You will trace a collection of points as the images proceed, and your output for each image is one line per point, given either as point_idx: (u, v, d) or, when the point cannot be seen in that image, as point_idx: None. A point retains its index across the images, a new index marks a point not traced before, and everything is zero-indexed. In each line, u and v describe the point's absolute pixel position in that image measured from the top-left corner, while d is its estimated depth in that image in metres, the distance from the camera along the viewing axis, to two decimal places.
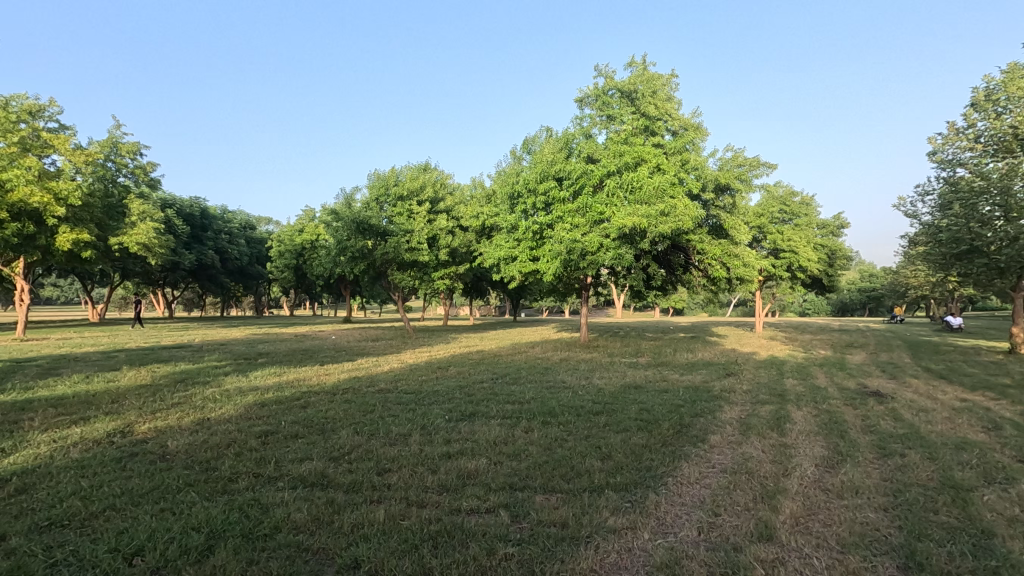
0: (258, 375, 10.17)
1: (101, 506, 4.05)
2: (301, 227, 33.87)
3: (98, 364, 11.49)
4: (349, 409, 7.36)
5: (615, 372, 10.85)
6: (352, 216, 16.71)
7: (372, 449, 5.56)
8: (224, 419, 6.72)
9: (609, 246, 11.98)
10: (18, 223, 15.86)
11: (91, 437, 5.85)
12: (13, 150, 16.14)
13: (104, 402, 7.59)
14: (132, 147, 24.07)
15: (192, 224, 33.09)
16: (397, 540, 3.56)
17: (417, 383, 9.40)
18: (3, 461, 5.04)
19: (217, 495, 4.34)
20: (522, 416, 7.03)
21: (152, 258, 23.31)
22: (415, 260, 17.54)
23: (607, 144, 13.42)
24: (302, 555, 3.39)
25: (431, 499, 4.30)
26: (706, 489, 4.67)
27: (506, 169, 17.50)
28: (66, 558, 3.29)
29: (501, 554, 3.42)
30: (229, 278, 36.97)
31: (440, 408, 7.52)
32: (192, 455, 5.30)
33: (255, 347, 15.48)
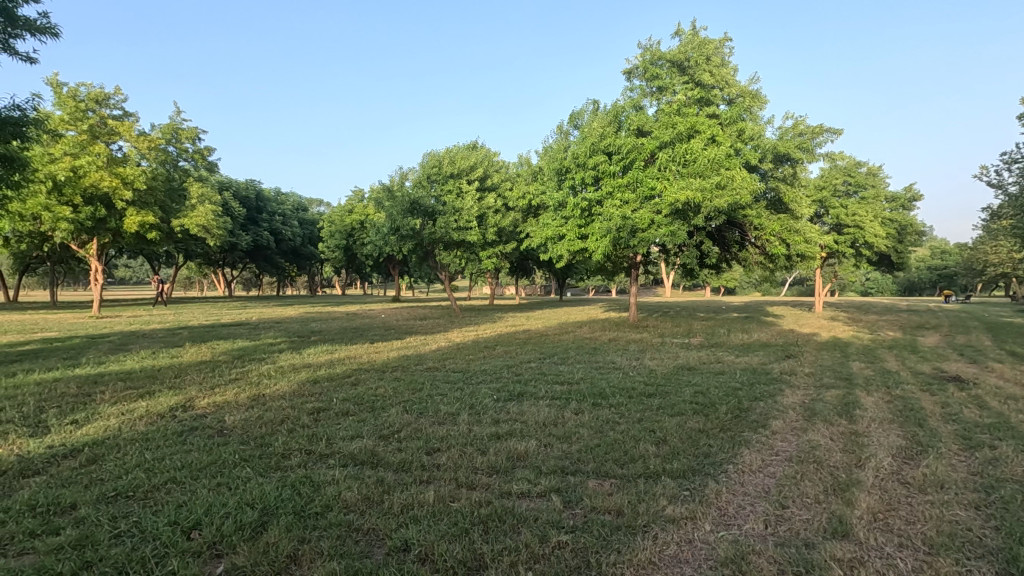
0: (311, 352, 10.42)
1: (162, 479, 4.15)
2: (351, 208, 34.52)
3: (163, 341, 12.07)
4: (399, 386, 7.41)
5: (667, 353, 10.50)
6: (403, 197, 16.75)
7: (421, 427, 5.53)
8: (279, 395, 6.88)
9: (661, 222, 11.52)
10: (91, 207, 16.83)
11: (155, 411, 6.08)
12: (84, 138, 16.88)
13: (168, 377, 7.92)
14: (192, 133, 24.88)
15: (248, 206, 34.45)
16: (447, 524, 3.47)
17: (465, 362, 9.37)
18: (77, 431, 5.30)
19: (271, 471, 4.38)
20: (572, 397, 6.86)
21: (211, 239, 24.31)
22: (463, 240, 17.52)
23: (659, 116, 12.77)
24: (353, 535, 3.35)
25: (481, 481, 4.20)
26: (770, 478, 4.37)
27: (553, 145, 17.13)
28: (129, 528, 3.37)
29: (554, 542, 3.26)
30: (283, 258, 38.21)
31: (487, 387, 7.46)
32: (248, 430, 5.42)
33: (309, 325, 15.95)
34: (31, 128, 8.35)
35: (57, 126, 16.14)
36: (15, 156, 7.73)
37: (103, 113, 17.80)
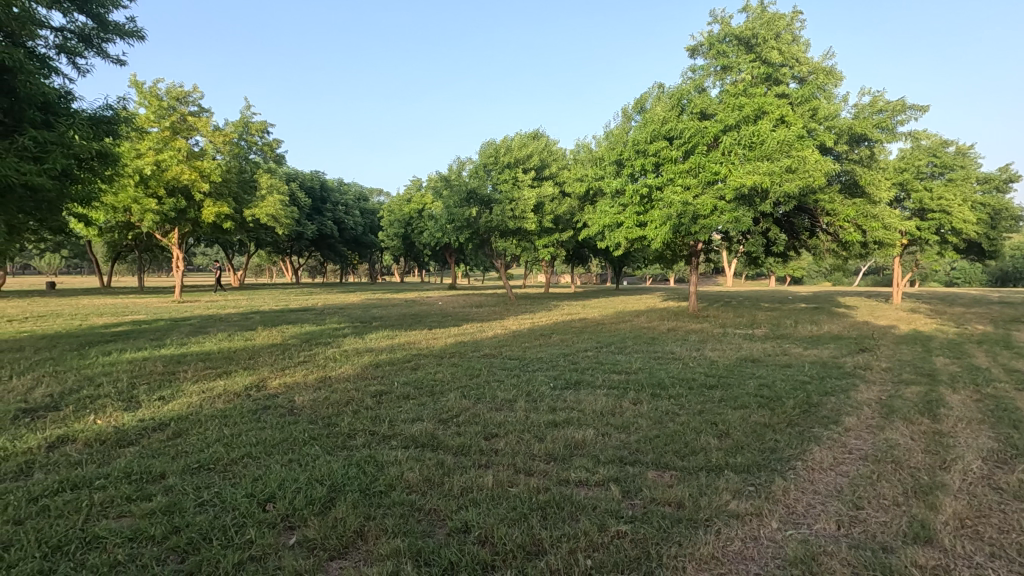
0: (372, 337, 10.79)
1: (239, 453, 4.42)
2: (409, 197, 35.25)
3: (239, 324, 12.86)
4: (457, 372, 7.55)
5: (729, 344, 10.14)
6: (461, 186, 17.05)
7: (479, 413, 5.61)
8: (343, 378, 7.17)
9: (724, 208, 11.10)
10: (173, 199, 18.04)
11: (232, 389, 6.49)
12: (166, 134, 18.04)
13: (242, 358, 8.42)
14: (262, 126, 26.03)
15: (313, 196, 35.89)
16: (506, 508, 3.51)
17: (521, 349, 9.41)
18: (164, 406, 5.74)
19: (337, 450, 4.57)
20: (630, 387, 6.75)
21: (280, 228, 25.53)
22: (519, 228, 17.54)
23: (723, 97, 12.23)
24: (415, 515, 3.45)
25: (538, 468, 4.22)
26: (843, 477, 4.15)
27: (614, 130, 16.78)
28: (211, 498, 3.62)
29: (613, 531, 3.23)
30: (346, 247, 39.63)
31: (544, 374, 7.47)
32: (316, 410, 5.68)
33: (370, 311, 16.51)
34: (122, 126, 9.00)
35: (143, 124, 17.29)
36: (110, 152, 8.36)
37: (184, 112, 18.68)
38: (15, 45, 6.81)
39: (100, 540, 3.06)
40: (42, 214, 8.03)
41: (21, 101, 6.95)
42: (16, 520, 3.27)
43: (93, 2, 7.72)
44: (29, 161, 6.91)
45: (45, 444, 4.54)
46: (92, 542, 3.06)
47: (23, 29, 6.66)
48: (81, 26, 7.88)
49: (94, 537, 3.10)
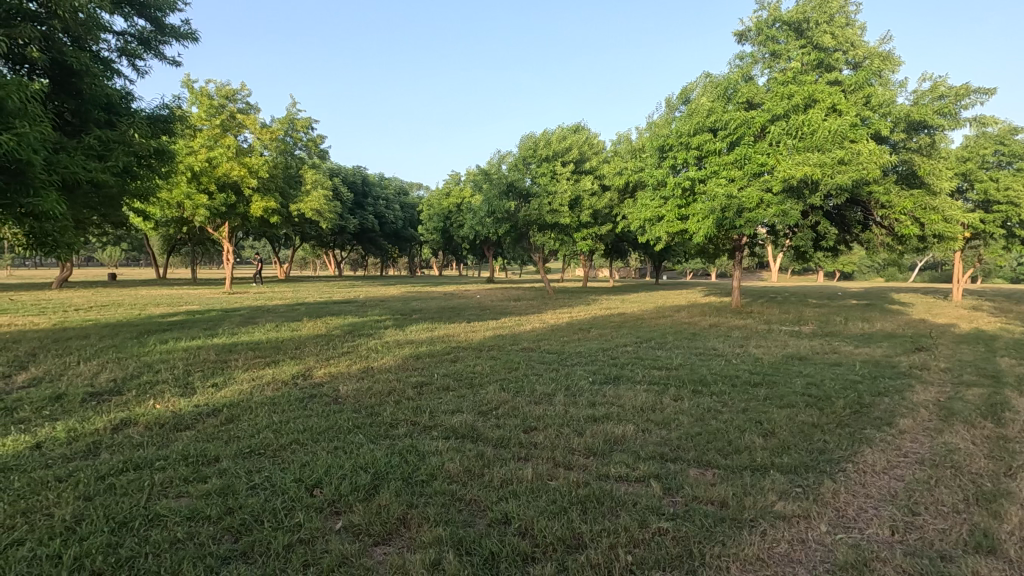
0: (413, 329, 10.98)
1: (288, 439, 4.59)
2: (448, 191, 35.54)
3: (285, 315, 13.30)
4: (496, 365, 7.60)
5: (775, 341, 9.85)
6: (500, 179, 17.26)
7: (518, 406, 5.64)
8: (385, 368, 7.34)
9: (771, 201, 10.76)
10: (223, 195, 18.79)
11: (280, 378, 6.73)
12: (217, 131, 18.76)
13: (289, 348, 8.71)
14: (306, 123, 26.53)
15: (355, 191, 36.68)
16: (546, 501, 3.51)
17: (559, 343, 9.40)
18: (218, 393, 6.01)
19: (380, 439, 4.68)
20: (670, 383, 6.65)
21: (324, 223, 26.21)
22: (557, 222, 17.47)
23: (771, 86, 11.82)
24: (456, 504, 3.50)
25: (578, 462, 4.21)
26: (897, 481, 3.97)
27: (656, 122, 16.46)
28: (262, 481, 3.77)
29: (654, 528, 3.20)
30: (386, 241, 40.35)
31: (583, 369, 7.43)
32: (360, 400, 5.83)
33: (411, 304, 16.81)
34: (177, 124, 9.42)
35: (196, 122, 18.00)
36: (166, 149, 8.75)
37: (232, 109, 19.14)
38: (81, 49, 7.19)
39: (161, 518, 3.24)
40: (105, 209, 8.49)
41: (86, 102, 7.35)
42: (85, 497, 3.49)
43: (151, 6, 8.07)
44: (94, 159, 7.31)
45: (110, 426, 4.82)
46: (154, 519, 3.24)
47: (88, 33, 7.02)
48: (141, 30, 8.26)
49: (156, 514, 3.28)
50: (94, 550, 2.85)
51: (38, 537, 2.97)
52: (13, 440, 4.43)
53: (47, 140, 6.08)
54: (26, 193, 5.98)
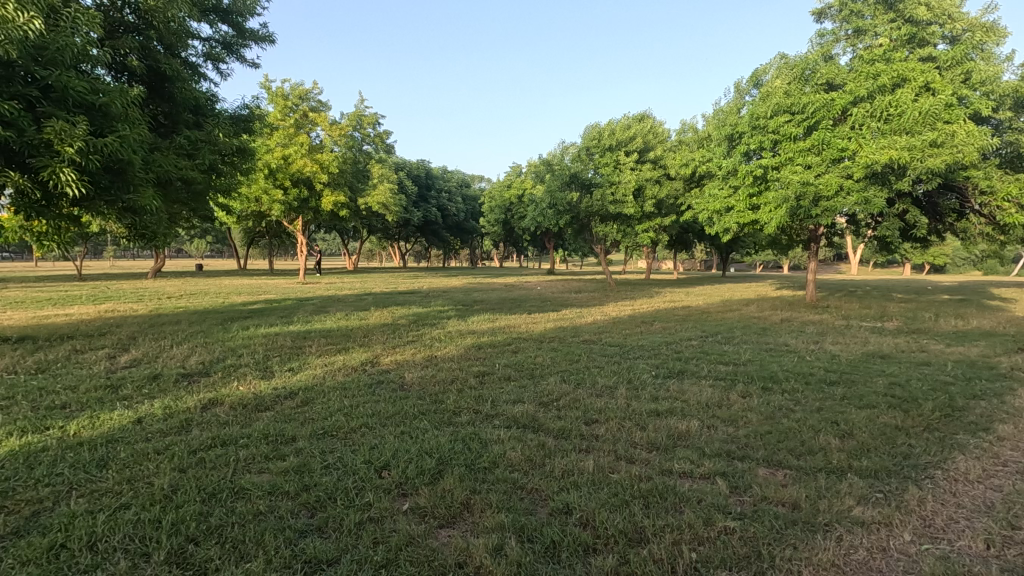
0: (475, 320, 11.17)
1: (358, 423, 4.81)
2: (510, 182, 35.69)
3: (354, 304, 13.88)
4: (557, 356, 7.61)
5: (854, 337, 9.26)
6: (563, 170, 17.31)
7: (579, 398, 5.63)
8: (448, 357, 7.52)
9: (851, 189, 10.13)
10: (297, 190, 19.79)
11: (351, 364, 7.06)
12: (292, 130, 19.73)
13: (358, 336, 9.09)
14: (374, 119, 27.15)
15: (419, 184, 37.60)
16: (608, 493, 3.50)
17: (621, 336, 9.28)
18: (294, 377, 6.38)
19: (444, 425, 4.81)
20: (738, 379, 6.41)
21: (390, 216, 27.06)
22: (619, 213, 17.19)
23: (855, 65, 11.06)
24: (517, 493, 3.55)
25: (640, 456, 4.15)
26: (994, 492, 3.66)
27: (726, 108, 15.80)
28: (335, 462, 3.98)
29: (720, 527, 3.11)
30: (449, 233, 41.12)
31: (646, 362, 7.31)
32: (425, 387, 6.01)
33: (472, 294, 17.09)
34: (257, 122, 10.00)
35: (272, 121, 18.99)
36: (247, 147, 9.32)
37: (305, 108, 19.88)
38: (173, 56, 7.76)
39: (246, 491, 3.49)
40: (193, 205, 9.15)
41: (177, 105, 7.95)
42: (180, 468, 3.81)
43: (233, 12, 8.59)
44: (185, 158, 7.91)
45: (200, 405, 5.23)
46: (239, 492, 3.49)
47: (179, 40, 7.57)
48: (225, 35, 8.81)
49: (241, 488, 3.53)
50: (189, 517, 3.11)
51: (142, 502, 3.27)
52: (118, 415, 4.89)
53: (144, 142, 6.63)
54: (126, 190, 6.55)
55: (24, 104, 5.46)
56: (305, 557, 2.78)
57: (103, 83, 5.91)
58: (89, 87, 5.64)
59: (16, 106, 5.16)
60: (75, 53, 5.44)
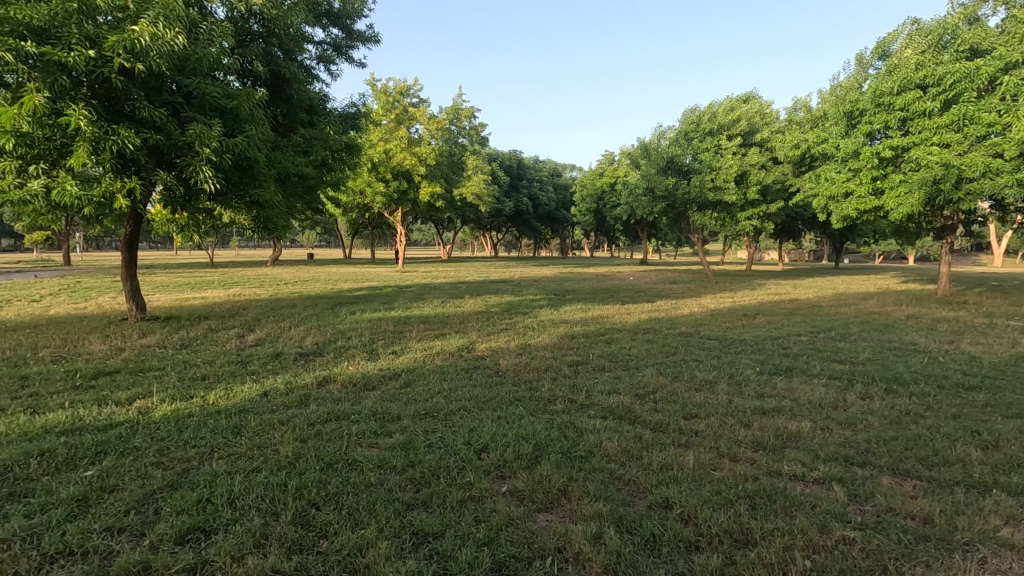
0: (567, 309, 11.14)
1: (457, 405, 4.99)
2: (602, 170, 35.03)
3: (449, 292, 14.36)
4: (652, 348, 7.43)
5: (999, 338, 8.15)
6: (659, 155, 16.66)
7: (678, 391, 5.44)
8: (542, 346, 7.59)
9: (1002, 169, 8.90)
10: (398, 182, 20.78)
11: (449, 349, 7.34)
12: (393, 125, 20.69)
13: (454, 323, 9.42)
14: (470, 112, 26.70)
15: (511, 174, 38.08)
16: (710, 491, 3.36)
17: (721, 329, 8.85)
18: (397, 359, 6.75)
19: (540, 413, 4.87)
20: (857, 379, 5.88)
21: (484, 206, 27.62)
22: (720, 200, 16.33)
23: (1009, 26, 9.63)
24: (615, 483, 3.51)
25: (745, 455, 3.95)
26: None
27: (845, 83, 14.41)
28: (437, 441, 4.16)
29: (839, 536, 2.89)
30: (540, 222, 41.31)
31: (749, 357, 6.92)
32: (519, 374, 6.12)
33: (564, 284, 17.07)
34: (363, 119, 10.61)
35: (376, 118, 20.05)
36: (355, 143, 9.90)
37: (405, 103, 20.74)
38: (291, 60, 8.39)
39: (358, 463, 3.75)
40: (308, 198, 9.89)
41: (295, 106, 8.60)
42: (300, 439, 4.17)
43: (343, 16, 9.12)
44: (301, 155, 8.55)
45: (316, 382, 5.70)
46: (352, 464, 3.76)
47: (297, 45, 8.17)
48: (335, 38, 9.39)
49: (353, 460, 3.80)
50: (310, 483, 3.41)
51: (271, 467, 3.63)
52: (248, 387, 5.45)
53: (267, 141, 7.24)
54: (252, 185, 7.22)
55: (170, 110, 6.16)
56: (413, 528, 2.94)
57: (232, 88, 6.50)
58: (222, 92, 6.24)
59: (165, 113, 5.84)
60: (209, 63, 6.03)
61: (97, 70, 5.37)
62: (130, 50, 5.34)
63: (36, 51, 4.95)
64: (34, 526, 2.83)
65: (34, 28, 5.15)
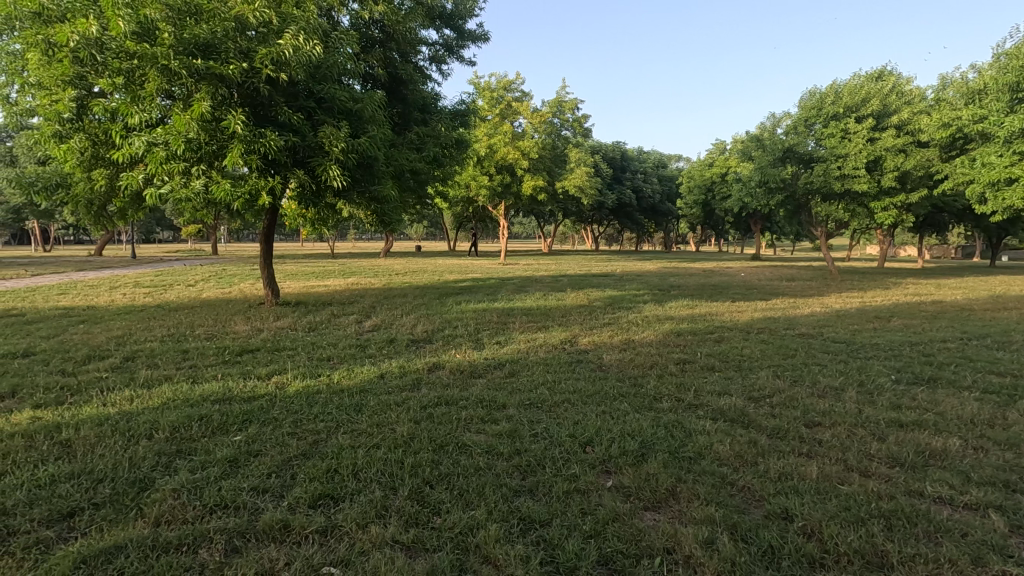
0: (674, 305, 10.74)
1: (561, 398, 5.02)
2: (712, 161, 33.25)
3: (551, 285, 14.42)
4: (767, 349, 6.97)
5: None
6: (776, 144, 15.48)
7: (797, 396, 5.06)
8: (646, 342, 7.40)
9: None
10: (501, 176, 21.21)
11: (552, 342, 7.38)
12: (497, 120, 21.12)
13: (556, 316, 9.45)
14: (572, 103, 26.49)
15: (614, 167, 37.42)
16: (837, 506, 3.10)
17: (849, 331, 8.08)
18: (501, 349, 6.93)
19: (646, 410, 4.76)
20: (1020, 395, 5.10)
21: (586, 199, 27.38)
22: (848, 190, 14.84)
23: None
24: (727, 488, 3.35)
25: (879, 470, 3.59)
26: None
27: (1013, 51, 12.42)
28: (542, 431, 4.22)
29: (998, 571, 2.54)
30: (643, 215, 40.16)
31: (883, 364, 6.25)
32: (623, 370, 6.02)
33: (669, 279, 16.49)
34: (471, 115, 10.92)
35: (481, 115, 20.61)
36: (463, 138, 10.24)
37: (509, 99, 21.07)
38: (407, 62, 8.84)
39: (467, 447, 3.91)
40: (419, 193, 10.39)
41: (409, 105, 9.05)
42: (414, 420, 4.43)
43: (455, 16, 9.42)
44: (414, 151, 8.99)
45: (427, 367, 6.02)
46: (462, 448, 3.92)
47: (412, 47, 8.58)
48: (447, 38, 9.75)
49: (463, 443, 3.98)
50: (424, 462, 3.61)
51: (389, 444, 3.90)
52: (367, 369, 5.88)
53: (385, 140, 7.71)
54: (372, 182, 7.74)
55: (305, 114, 6.76)
56: (520, 514, 3.02)
57: (357, 92, 7.01)
58: (349, 96, 6.76)
59: (301, 117, 6.44)
60: (337, 69, 6.57)
61: (248, 80, 6.04)
62: (275, 60, 5.95)
63: (202, 66, 5.67)
64: (197, 480, 3.27)
65: (199, 45, 5.86)
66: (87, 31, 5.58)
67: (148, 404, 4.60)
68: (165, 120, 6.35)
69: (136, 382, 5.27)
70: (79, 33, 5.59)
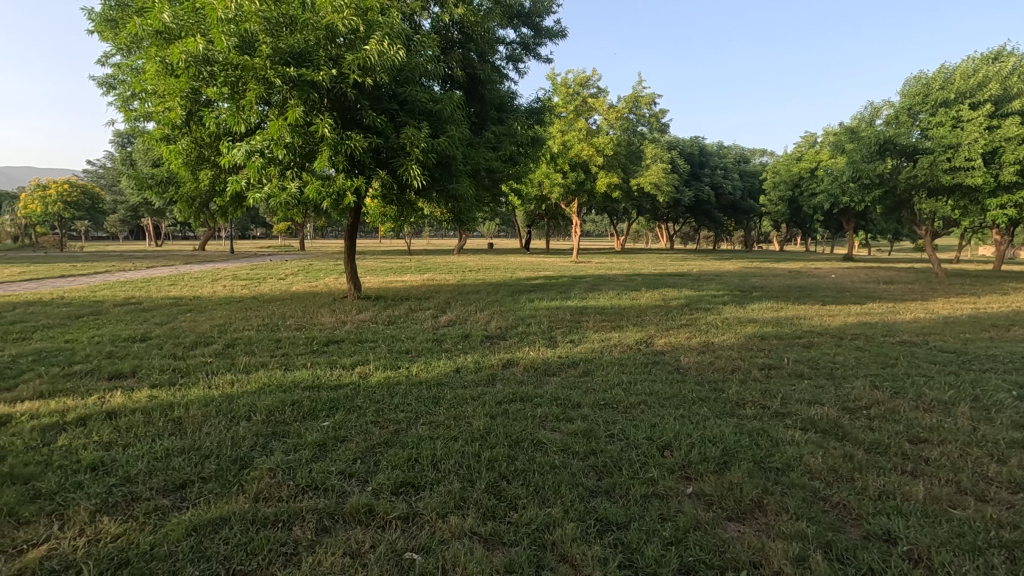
0: (756, 308, 10.21)
1: (637, 399, 4.91)
2: (799, 155, 31.29)
3: (624, 284, 14.14)
4: (863, 356, 6.46)
5: None
6: (873, 136, 14.42)
7: (899, 410, 4.66)
8: (727, 345, 7.08)
9: None
10: (575, 173, 21.03)
11: (626, 342, 7.23)
12: (571, 117, 20.97)
13: (630, 316, 9.26)
14: (650, 98, 25.80)
15: (692, 163, 36.11)
16: (949, 532, 2.83)
17: (959, 340, 7.33)
18: (574, 348, 6.88)
19: (728, 416, 4.56)
20: None
21: (662, 196, 26.59)
22: (959, 184, 13.48)
23: None
24: (819, 503, 3.14)
25: (999, 495, 3.23)
26: None
27: None
28: (618, 432, 4.15)
29: None
30: (722, 212, 38.46)
31: (1002, 378, 5.61)
32: (702, 373, 5.81)
33: (750, 280, 15.71)
34: (547, 112, 10.90)
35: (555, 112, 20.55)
36: (538, 136, 10.24)
37: (584, 95, 20.85)
38: (485, 61, 8.96)
39: (543, 444, 3.92)
40: (494, 191, 10.52)
41: (486, 104, 9.17)
42: (490, 415, 4.49)
43: (533, 14, 9.45)
44: (490, 150, 9.10)
45: (501, 363, 6.09)
46: (538, 445, 3.94)
47: (490, 47, 8.70)
48: (526, 36, 9.80)
49: (538, 441, 3.99)
50: (500, 457, 3.66)
51: (466, 437, 3.98)
52: (443, 363, 6.04)
53: (463, 139, 7.87)
54: (450, 180, 7.93)
55: (388, 116, 7.03)
56: (597, 515, 2.98)
57: (437, 93, 7.21)
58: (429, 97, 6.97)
59: (384, 119, 6.71)
60: (419, 72, 6.79)
61: (337, 85, 6.37)
62: (362, 65, 6.24)
63: (297, 74, 6.05)
64: (290, 461, 3.49)
65: (294, 54, 6.26)
66: (195, 47, 6.05)
67: (247, 388, 4.97)
68: (263, 125, 6.82)
69: (236, 367, 5.70)
70: (190, 50, 6.06)
